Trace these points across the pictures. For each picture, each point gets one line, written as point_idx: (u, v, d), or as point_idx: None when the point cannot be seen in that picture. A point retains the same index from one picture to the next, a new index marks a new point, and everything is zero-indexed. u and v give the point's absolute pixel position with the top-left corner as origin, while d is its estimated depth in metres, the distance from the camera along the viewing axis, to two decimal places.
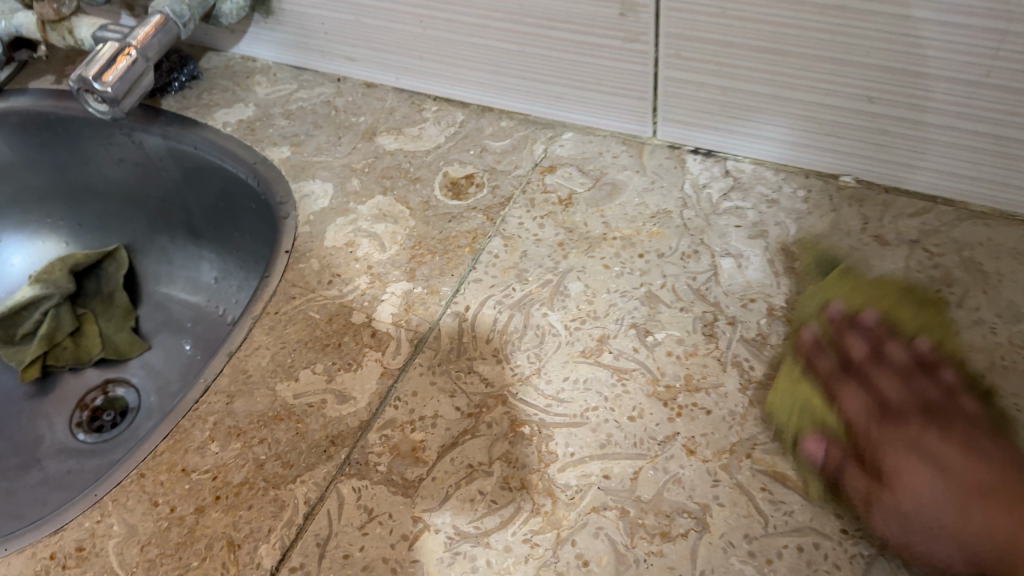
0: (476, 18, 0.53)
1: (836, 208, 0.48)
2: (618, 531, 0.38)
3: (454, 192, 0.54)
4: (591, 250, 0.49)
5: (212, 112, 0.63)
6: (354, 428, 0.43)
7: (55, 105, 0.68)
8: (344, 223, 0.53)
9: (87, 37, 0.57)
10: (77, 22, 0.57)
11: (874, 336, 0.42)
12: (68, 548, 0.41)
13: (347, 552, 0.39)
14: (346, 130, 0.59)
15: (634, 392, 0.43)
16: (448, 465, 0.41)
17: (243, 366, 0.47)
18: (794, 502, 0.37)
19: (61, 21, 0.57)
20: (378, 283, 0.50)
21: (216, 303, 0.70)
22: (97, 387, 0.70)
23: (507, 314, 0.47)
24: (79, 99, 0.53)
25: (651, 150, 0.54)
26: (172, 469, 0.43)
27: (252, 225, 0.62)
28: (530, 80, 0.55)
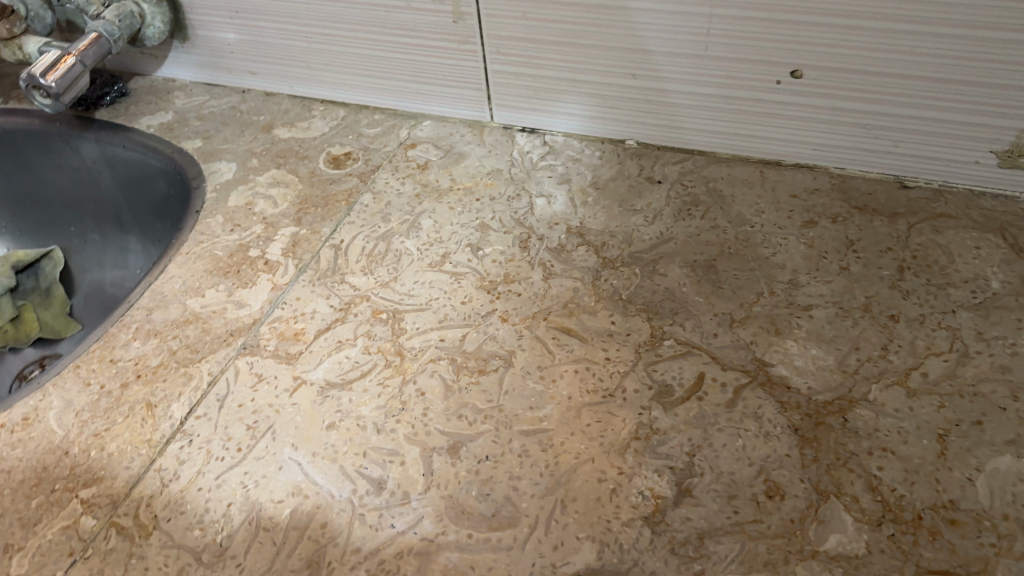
0: (349, 32, 0.68)
1: (621, 161, 0.64)
2: (448, 371, 0.51)
3: (335, 164, 0.68)
4: (440, 198, 0.63)
5: (138, 118, 0.76)
6: (249, 322, 0.55)
7: (2, 120, 0.81)
8: (244, 190, 0.66)
9: (33, 52, 0.69)
10: (26, 39, 0.70)
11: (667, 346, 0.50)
12: (16, 418, 0.51)
13: (242, 401, 0.51)
14: (249, 125, 0.73)
15: (466, 286, 0.56)
16: (323, 341, 0.54)
17: (161, 289, 0.58)
18: (574, 344, 0.51)
19: (13, 39, 0.69)
20: (272, 228, 0.63)
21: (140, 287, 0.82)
22: (35, 361, 0.79)
23: (373, 243, 0.60)
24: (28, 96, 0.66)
25: (490, 130, 0.69)
26: (103, 359, 0.54)
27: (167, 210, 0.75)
28: (394, 80, 0.70)
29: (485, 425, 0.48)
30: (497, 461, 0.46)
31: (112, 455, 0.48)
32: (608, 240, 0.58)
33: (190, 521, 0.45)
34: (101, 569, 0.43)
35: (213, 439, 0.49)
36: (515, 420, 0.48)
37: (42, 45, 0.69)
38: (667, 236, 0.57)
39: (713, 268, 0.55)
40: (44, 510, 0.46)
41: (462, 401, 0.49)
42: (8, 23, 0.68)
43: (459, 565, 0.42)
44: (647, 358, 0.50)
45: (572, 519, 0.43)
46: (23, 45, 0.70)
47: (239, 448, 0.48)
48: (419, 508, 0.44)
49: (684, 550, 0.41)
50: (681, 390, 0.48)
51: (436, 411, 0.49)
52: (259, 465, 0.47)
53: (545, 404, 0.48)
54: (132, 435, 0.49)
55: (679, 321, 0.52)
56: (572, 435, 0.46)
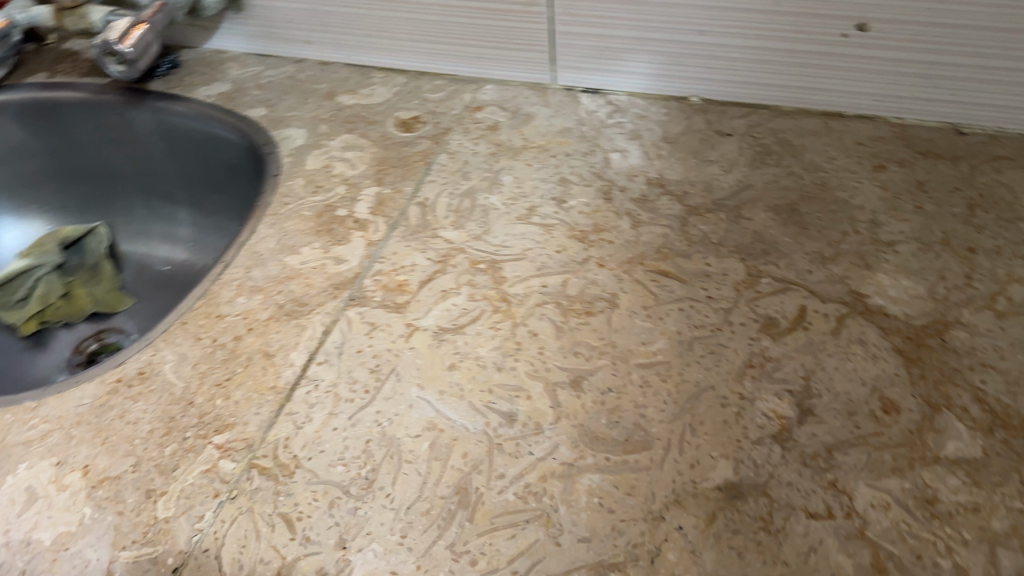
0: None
1: (689, 117, 0.67)
2: (556, 314, 0.53)
3: (405, 128, 0.69)
4: (516, 155, 0.65)
5: (195, 89, 0.76)
6: (351, 276, 0.57)
7: (46, 94, 0.79)
8: (319, 153, 0.67)
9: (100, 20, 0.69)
10: (90, 7, 0.69)
11: (766, 283, 0.53)
12: (132, 373, 0.52)
13: (360, 348, 0.52)
14: (310, 94, 0.74)
15: (558, 236, 0.58)
16: (427, 291, 0.56)
17: (256, 248, 0.60)
18: (674, 284, 0.53)
19: (76, 8, 0.69)
20: (354, 189, 0.64)
21: (194, 260, 0.82)
22: (91, 335, 0.80)
23: (458, 200, 0.62)
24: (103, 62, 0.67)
25: (553, 92, 0.71)
26: (209, 315, 0.55)
27: (230, 180, 0.76)
28: (456, 44, 0.72)
29: (601, 360, 0.50)
30: (620, 392, 0.48)
31: (239, 403, 0.49)
32: (690, 189, 0.60)
33: (332, 459, 0.46)
34: (250, 507, 0.44)
35: (339, 383, 0.50)
36: (630, 355, 0.50)
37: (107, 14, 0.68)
38: (746, 183, 0.60)
39: (796, 211, 0.58)
40: (180, 457, 0.47)
41: (575, 339, 0.51)
42: None
43: (603, 485, 0.44)
44: (748, 295, 0.52)
45: (704, 440, 0.45)
46: (86, 14, 0.70)
47: (367, 390, 0.50)
48: (554, 436, 0.46)
49: (816, 462, 0.44)
50: (786, 321, 0.50)
51: (551, 349, 0.51)
52: (390, 404, 0.49)
53: (657, 339, 0.50)
54: (255, 382, 0.50)
55: (773, 261, 0.54)
56: (689, 365, 0.49)
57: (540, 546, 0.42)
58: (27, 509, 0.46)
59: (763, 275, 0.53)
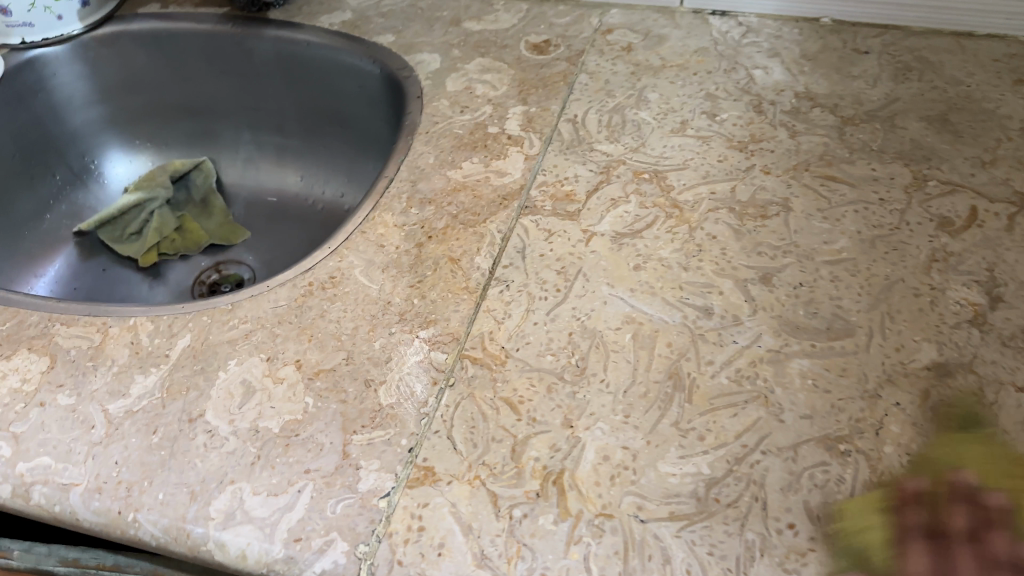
0: None
1: (823, 36, 0.68)
2: (731, 218, 0.54)
3: (538, 51, 0.70)
4: (656, 74, 0.66)
5: (316, 18, 0.77)
6: (517, 188, 0.58)
7: (159, 23, 0.79)
8: (458, 76, 0.68)
9: None
10: None
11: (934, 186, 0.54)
12: (322, 278, 0.53)
13: (542, 252, 0.54)
14: (435, 21, 0.74)
15: (717, 147, 0.59)
16: (597, 200, 0.57)
17: (417, 164, 0.61)
18: (844, 189, 0.55)
19: None
20: (501, 109, 0.65)
21: (307, 194, 0.83)
22: (210, 267, 0.81)
23: (608, 116, 0.63)
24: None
25: (681, 15, 0.72)
26: (386, 225, 0.56)
27: (353, 109, 0.77)
28: None
29: (787, 259, 0.51)
30: (812, 286, 0.49)
31: (436, 302, 0.51)
32: (840, 102, 0.61)
33: (540, 350, 0.48)
34: (471, 392, 0.46)
35: (530, 284, 0.52)
36: (815, 253, 0.51)
37: None
38: (893, 96, 0.61)
39: (948, 121, 0.59)
40: (391, 349, 0.48)
41: (756, 240, 0.53)
42: None
43: (815, 368, 0.45)
44: (919, 197, 0.54)
45: (904, 326, 0.47)
46: None
47: (559, 289, 0.51)
48: (755, 326, 0.48)
49: (1016, 342, 0.45)
50: (961, 220, 0.52)
51: (734, 249, 0.52)
52: (584, 301, 0.50)
53: (840, 238, 0.52)
54: (448, 284, 0.52)
55: (936, 166, 0.56)
56: (876, 261, 0.50)
57: (765, 423, 0.43)
58: (247, 401, 0.46)
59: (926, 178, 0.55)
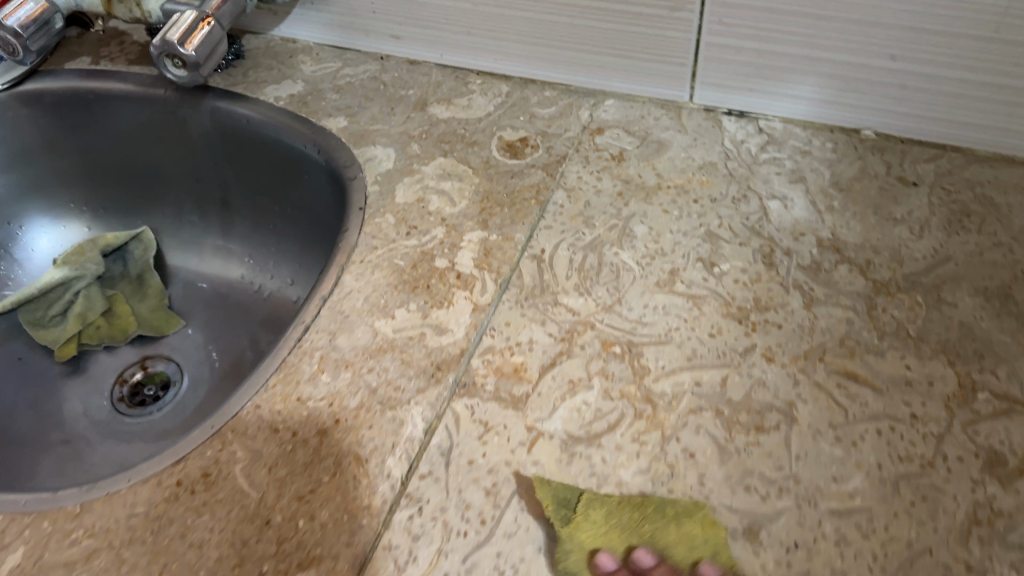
0: None
1: (862, 156, 0.55)
2: (717, 427, 0.42)
3: (511, 153, 0.58)
4: (648, 198, 0.54)
5: (262, 87, 0.66)
6: (456, 354, 0.47)
7: (86, 82, 0.70)
8: (411, 182, 0.57)
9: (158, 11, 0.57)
10: None
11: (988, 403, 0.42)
12: (195, 475, 0.43)
13: (471, 458, 0.42)
14: (397, 101, 0.63)
15: (710, 314, 0.47)
16: (551, 382, 0.45)
17: (340, 308, 0.50)
18: (867, 395, 0.43)
19: None
20: (455, 232, 0.54)
21: (251, 279, 0.74)
22: (135, 363, 0.73)
23: (582, 254, 0.51)
24: (158, 66, 0.54)
25: (689, 113, 0.59)
26: (288, 398, 0.46)
27: (296, 197, 0.67)
28: (574, 51, 0.60)
29: (782, 502, 0.39)
30: (811, 551, 0.37)
31: (327, 527, 0.40)
32: (873, 257, 0.49)
33: None
34: None
35: (448, 508, 0.40)
36: (819, 495, 0.39)
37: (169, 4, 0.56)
38: (943, 254, 0.49)
39: (1011, 299, 0.46)
40: None
41: (744, 467, 0.41)
42: None
43: None
44: (962, 416, 0.42)
45: None
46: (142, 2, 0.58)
47: (483, 521, 0.40)
48: None
49: None
50: (1016, 459, 0.40)
51: (716, 479, 0.40)
52: (512, 545, 0.39)
53: (853, 475, 0.40)
54: (346, 499, 0.41)
55: (990, 368, 0.43)
56: (897, 517, 0.38)
57: None
58: None
59: (974, 389, 0.43)
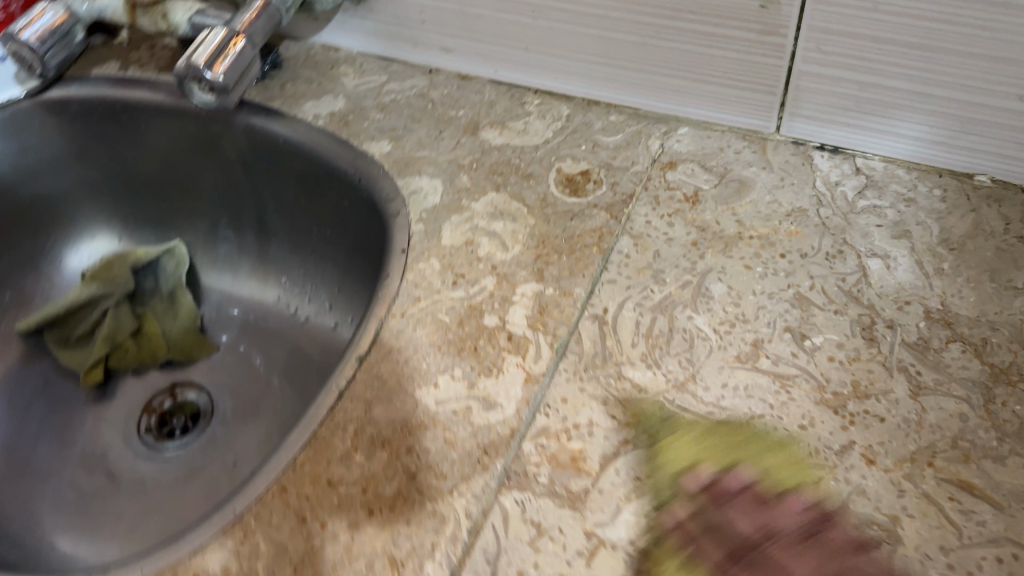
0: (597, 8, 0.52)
1: (976, 208, 0.48)
2: (808, 546, 0.36)
3: (571, 190, 0.52)
4: (727, 249, 0.48)
5: (300, 103, 0.60)
6: (506, 436, 0.42)
7: (115, 91, 0.65)
8: (460, 222, 0.52)
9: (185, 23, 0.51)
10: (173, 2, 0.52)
11: None
12: (213, 571, 0.38)
13: (521, 567, 0.37)
14: (447, 123, 0.57)
15: (800, 400, 0.41)
16: (614, 476, 0.39)
17: (378, 372, 0.45)
18: (985, 512, 0.36)
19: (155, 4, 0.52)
20: (507, 283, 0.48)
21: (286, 304, 0.70)
22: (164, 391, 0.69)
23: (649, 317, 0.45)
24: (184, 89, 0.49)
25: (775, 146, 0.53)
26: (317, 481, 0.41)
27: (334, 223, 0.62)
28: (646, 73, 0.54)
29: None
30: None
31: None
32: (991, 336, 0.42)
33: None
34: None
35: None
36: None
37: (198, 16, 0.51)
38: None
39: None
40: None
41: None
42: None
43: None
44: None
45: None
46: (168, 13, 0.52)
47: None
48: None
49: None
50: None
51: None
52: None
53: None
54: None
55: None
56: None
57: None
58: None
59: None
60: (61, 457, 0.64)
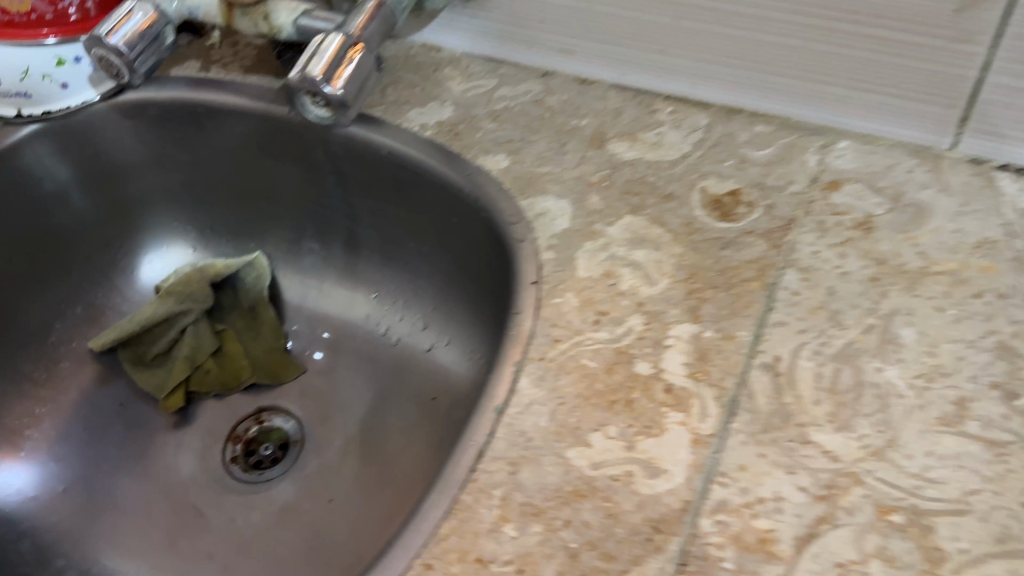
0: (750, 10, 0.46)
1: None
2: None
3: (721, 213, 0.46)
4: (913, 287, 0.42)
5: (403, 111, 0.55)
6: (677, 509, 0.36)
7: (193, 92, 0.60)
8: (595, 250, 0.46)
9: (291, 27, 0.46)
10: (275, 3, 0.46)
11: None
12: None
13: None
14: (569, 135, 0.52)
15: (1021, 472, 0.36)
16: (813, 564, 0.34)
17: (521, 427, 0.40)
18: None
19: (256, 5, 0.46)
20: (658, 324, 0.43)
21: (375, 321, 0.66)
22: (250, 416, 0.65)
23: (831, 368, 0.40)
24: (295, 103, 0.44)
25: (951, 164, 0.47)
26: (464, 558, 0.36)
27: (438, 240, 0.58)
28: (801, 80, 0.49)
29: None
30: None
31: None
32: None
33: None
34: None
35: None
36: None
37: (305, 19, 0.45)
38: None
39: None
40: None
41: None
42: None
43: None
44: None
45: None
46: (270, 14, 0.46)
47: None
48: None
49: None
50: None
51: None
52: None
53: None
54: None
55: None
56: None
57: None
58: None
59: None
60: (143, 491, 0.60)
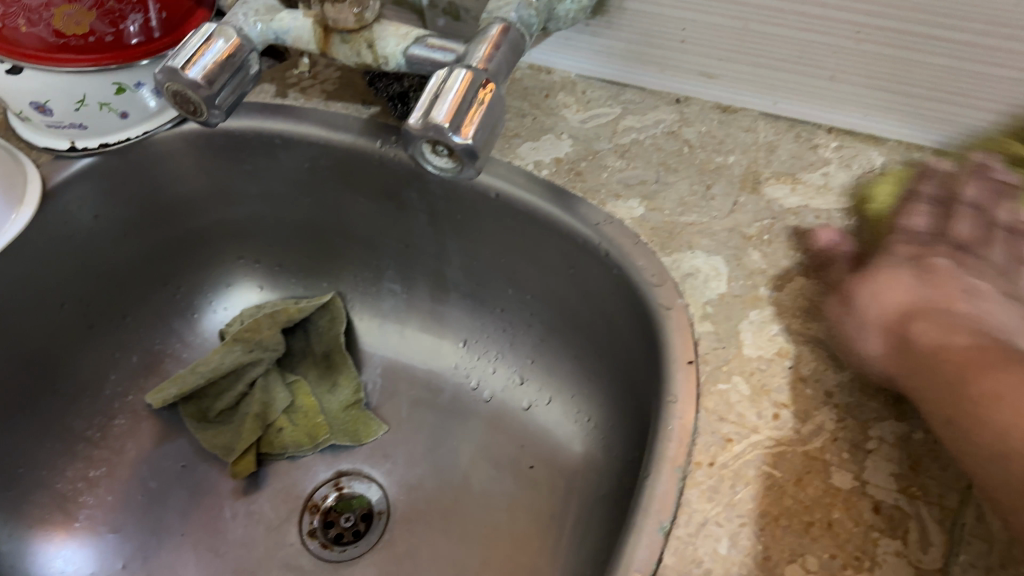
0: (953, 35, 0.39)
1: None
2: None
3: None
4: None
5: (514, 146, 0.48)
6: None
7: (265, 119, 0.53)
8: (762, 323, 0.39)
9: (399, 57, 0.41)
10: (383, 28, 0.42)
11: None
12: None
13: None
14: (714, 175, 0.45)
15: None
16: None
17: (695, 555, 0.32)
18: None
19: (359, 32, 0.42)
20: (853, 422, 0.35)
21: (463, 372, 0.58)
22: (328, 481, 0.57)
23: None
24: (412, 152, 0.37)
25: None
26: None
27: (545, 288, 0.50)
28: (1000, 114, 0.41)
29: None
30: None
31: None
32: None
33: None
34: None
35: None
36: None
37: (416, 47, 0.41)
38: None
39: None
40: None
41: None
42: (357, 6, 0.40)
43: None
44: None
45: None
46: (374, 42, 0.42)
47: None
48: None
49: None
50: None
51: None
52: None
53: None
54: None
55: None
56: None
57: None
58: None
59: None
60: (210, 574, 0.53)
